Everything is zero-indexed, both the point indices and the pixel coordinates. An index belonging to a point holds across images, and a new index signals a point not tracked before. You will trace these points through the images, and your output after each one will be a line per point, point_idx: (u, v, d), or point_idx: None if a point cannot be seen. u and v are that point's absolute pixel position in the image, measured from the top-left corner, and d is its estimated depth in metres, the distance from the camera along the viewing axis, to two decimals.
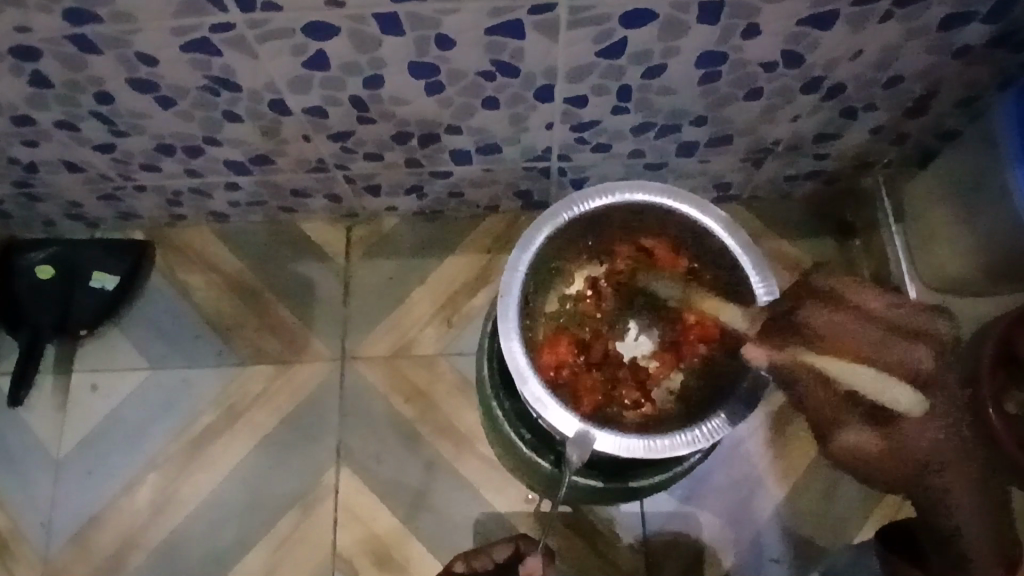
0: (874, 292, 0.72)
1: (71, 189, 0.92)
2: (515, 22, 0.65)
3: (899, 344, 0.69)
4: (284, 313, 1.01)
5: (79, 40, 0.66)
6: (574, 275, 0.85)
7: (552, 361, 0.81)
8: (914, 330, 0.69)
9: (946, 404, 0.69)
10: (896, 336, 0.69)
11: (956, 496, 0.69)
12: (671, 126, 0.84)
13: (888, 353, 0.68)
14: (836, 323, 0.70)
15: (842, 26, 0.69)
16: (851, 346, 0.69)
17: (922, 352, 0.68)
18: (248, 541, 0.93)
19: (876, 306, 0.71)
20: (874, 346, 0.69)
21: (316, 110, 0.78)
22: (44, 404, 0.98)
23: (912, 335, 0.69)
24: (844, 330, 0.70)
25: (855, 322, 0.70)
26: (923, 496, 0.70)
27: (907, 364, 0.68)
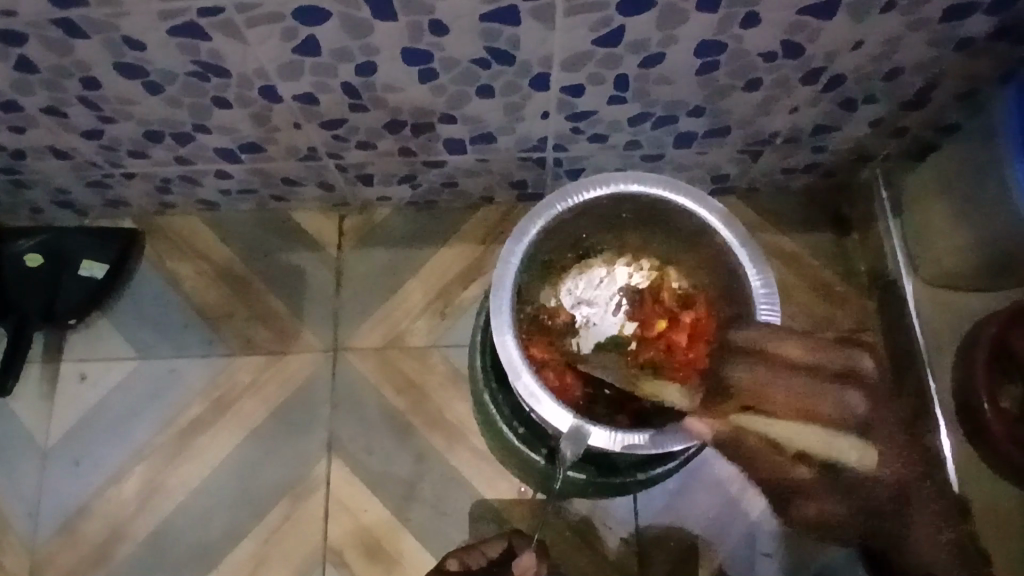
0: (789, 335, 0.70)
1: (58, 175, 0.91)
2: (511, 9, 0.64)
3: (833, 386, 0.68)
4: (274, 302, 1.00)
5: (64, 23, 0.65)
6: (563, 268, 0.85)
7: (541, 359, 0.81)
8: (843, 374, 0.69)
9: (891, 444, 0.69)
10: (832, 380, 0.69)
11: (915, 526, 0.74)
12: (667, 117, 0.83)
13: (821, 401, 0.68)
14: (759, 379, 0.69)
15: (844, 16, 0.67)
16: (784, 399, 0.68)
17: (858, 396, 0.68)
18: (238, 532, 0.92)
19: (796, 353, 0.69)
20: (804, 391, 0.68)
21: (307, 96, 0.76)
22: (31, 393, 0.97)
23: (845, 377, 0.69)
24: (761, 382, 0.69)
25: (772, 374, 0.69)
26: (892, 534, 0.75)
27: (842, 407, 0.67)
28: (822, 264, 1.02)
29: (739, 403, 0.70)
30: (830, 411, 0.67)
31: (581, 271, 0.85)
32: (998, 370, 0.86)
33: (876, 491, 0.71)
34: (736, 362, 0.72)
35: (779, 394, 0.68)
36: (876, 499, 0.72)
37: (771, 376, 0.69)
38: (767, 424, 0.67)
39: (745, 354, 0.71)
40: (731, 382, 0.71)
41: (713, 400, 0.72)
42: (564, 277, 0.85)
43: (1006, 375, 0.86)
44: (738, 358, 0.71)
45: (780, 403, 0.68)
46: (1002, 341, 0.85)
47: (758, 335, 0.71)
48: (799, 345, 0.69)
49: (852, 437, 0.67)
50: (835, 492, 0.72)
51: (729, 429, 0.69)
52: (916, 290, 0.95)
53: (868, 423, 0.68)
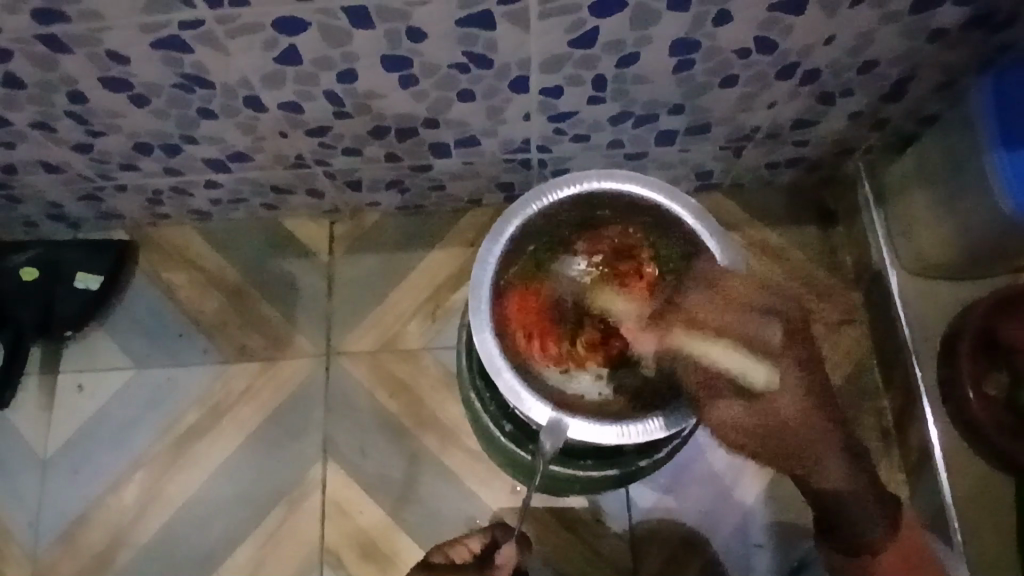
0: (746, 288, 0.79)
1: (50, 189, 0.92)
2: (486, 13, 0.65)
3: (755, 317, 0.79)
4: (267, 310, 1.01)
5: (48, 39, 0.66)
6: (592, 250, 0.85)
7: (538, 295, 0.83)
8: (766, 310, 0.79)
9: (790, 383, 0.78)
10: (756, 315, 0.79)
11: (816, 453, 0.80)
12: (648, 116, 0.84)
13: (742, 325, 0.78)
14: (707, 305, 0.78)
15: (814, 11, 0.69)
16: (720, 322, 0.77)
17: (773, 329, 0.78)
18: (236, 537, 0.94)
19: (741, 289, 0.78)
20: (732, 320, 0.78)
21: (292, 105, 0.78)
22: (30, 405, 0.98)
23: (764, 316, 0.79)
24: (712, 309, 0.77)
25: (721, 304, 0.78)
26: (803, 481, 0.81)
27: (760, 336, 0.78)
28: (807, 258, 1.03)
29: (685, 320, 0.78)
30: (745, 332, 0.77)
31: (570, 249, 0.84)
32: (984, 356, 0.89)
33: (781, 413, 0.77)
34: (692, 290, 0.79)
35: (721, 308, 0.78)
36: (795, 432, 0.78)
37: (714, 304, 0.78)
38: (724, 353, 0.75)
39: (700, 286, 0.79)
40: (683, 299, 0.79)
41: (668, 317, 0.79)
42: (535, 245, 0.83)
43: (992, 361, 0.90)
44: (695, 284, 0.79)
45: (715, 321, 0.77)
46: (989, 329, 0.88)
47: (708, 297, 0.78)
48: (741, 287, 0.79)
49: (761, 353, 0.77)
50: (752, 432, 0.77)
51: (666, 343, 0.77)
52: (902, 281, 0.96)
53: (776, 355, 0.78)
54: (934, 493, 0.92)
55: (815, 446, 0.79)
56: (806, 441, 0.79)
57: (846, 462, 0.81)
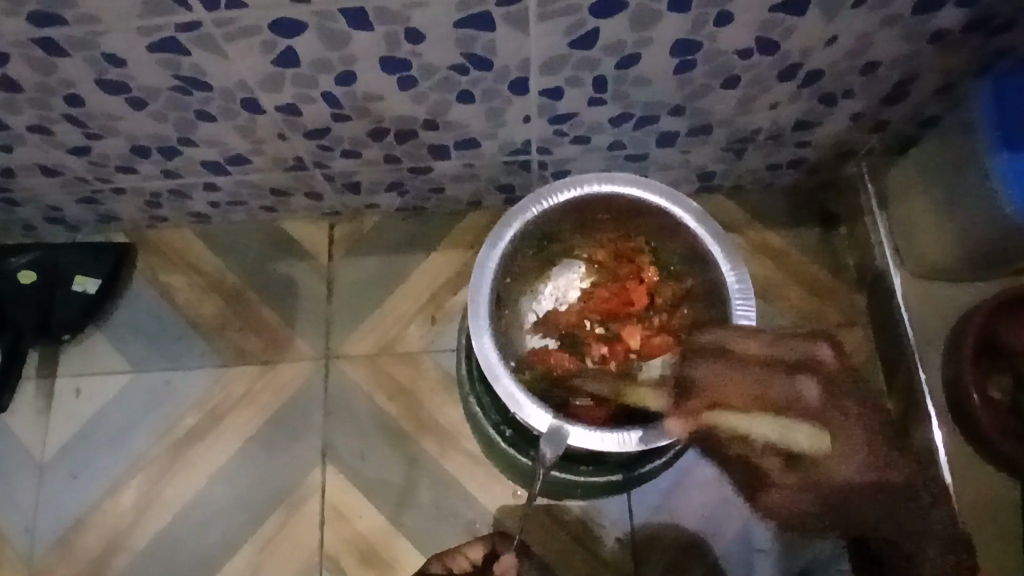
0: (753, 335, 0.73)
1: (48, 192, 0.92)
2: (485, 15, 0.64)
3: (784, 377, 0.70)
4: (266, 313, 1.01)
5: (45, 42, 0.66)
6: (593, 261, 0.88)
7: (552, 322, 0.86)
8: (796, 362, 0.71)
9: (847, 437, 0.70)
10: (784, 372, 0.71)
11: (869, 514, 0.77)
12: (648, 118, 0.83)
13: (775, 389, 0.70)
14: (725, 380, 0.71)
15: (816, 12, 0.68)
16: (746, 394, 0.70)
17: (811, 383, 0.70)
18: (234, 541, 0.93)
19: (756, 350, 0.72)
20: (760, 388, 0.70)
21: (290, 108, 0.77)
22: (27, 408, 0.98)
23: (795, 368, 0.71)
24: (725, 378, 0.72)
25: (731, 367, 0.72)
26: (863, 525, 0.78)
27: (790, 399, 0.69)
28: (809, 260, 1.02)
29: (707, 400, 0.71)
30: (785, 399, 0.70)
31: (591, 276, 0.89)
32: (987, 359, 0.89)
33: (841, 476, 0.71)
34: (702, 362, 0.74)
35: (741, 378, 0.71)
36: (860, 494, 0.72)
37: (729, 373, 0.72)
38: (764, 427, 0.69)
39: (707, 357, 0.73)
40: (696, 381, 0.73)
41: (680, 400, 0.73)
42: (557, 263, 0.88)
43: (995, 365, 0.89)
44: (700, 357, 0.74)
45: (740, 395, 0.70)
46: (991, 332, 0.88)
47: (721, 358, 0.73)
48: (753, 341, 0.73)
49: (802, 420, 0.69)
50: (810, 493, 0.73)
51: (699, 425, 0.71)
52: (904, 283, 0.95)
53: (821, 416, 0.70)
54: None
55: (866, 507, 0.76)
56: (852, 500, 0.74)
57: (911, 507, 0.76)
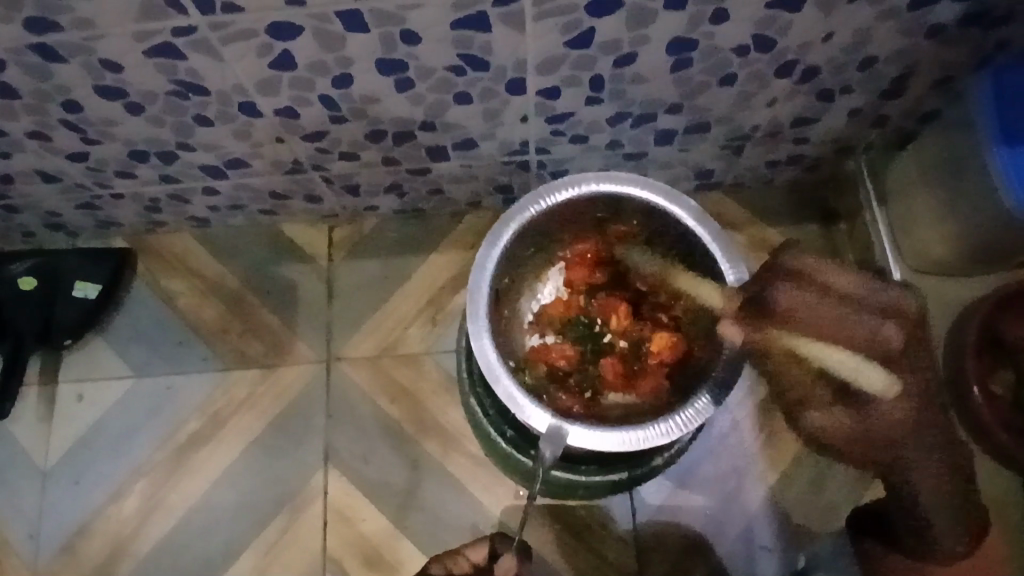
0: (845, 270, 0.71)
1: (48, 198, 0.92)
2: (481, 16, 0.64)
3: (868, 316, 0.70)
4: (267, 316, 1.01)
5: (42, 49, 0.66)
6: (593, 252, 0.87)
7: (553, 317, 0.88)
8: (884, 307, 0.70)
9: (910, 376, 0.71)
10: (870, 312, 0.70)
11: None
12: (646, 116, 0.83)
13: (855, 327, 0.70)
14: (800, 301, 0.70)
15: (812, 8, 0.68)
16: (817, 325, 0.70)
17: (895, 329, 0.69)
18: (238, 545, 0.93)
19: (839, 282, 0.71)
20: (837, 323, 0.69)
21: (287, 111, 0.77)
22: (29, 415, 0.98)
23: (885, 313, 0.70)
24: (811, 308, 0.70)
25: (821, 299, 0.70)
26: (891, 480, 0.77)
27: (873, 336, 0.69)
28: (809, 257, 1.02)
29: (775, 316, 0.71)
30: (862, 337, 0.70)
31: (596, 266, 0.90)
32: (989, 355, 0.89)
33: (881, 419, 0.72)
34: (781, 285, 0.71)
35: (829, 312, 0.69)
36: (892, 437, 0.74)
37: (812, 301, 0.70)
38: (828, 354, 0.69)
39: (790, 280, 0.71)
40: (774, 305, 0.71)
41: (750, 319, 0.72)
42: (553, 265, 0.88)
43: (998, 360, 0.89)
44: (782, 281, 0.71)
45: (813, 326, 0.70)
46: (991, 327, 0.88)
47: (805, 268, 0.72)
48: (849, 278, 0.71)
49: (877, 363, 0.70)
50: (851, 422, 0.74)
51: (756, 338, 0.73)
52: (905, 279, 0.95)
53: (889, 357, 0.70)
54: None
55: (926, 465, 0.75)
56: (911, 450, 0.74)
57: (952, 475, 0.75)
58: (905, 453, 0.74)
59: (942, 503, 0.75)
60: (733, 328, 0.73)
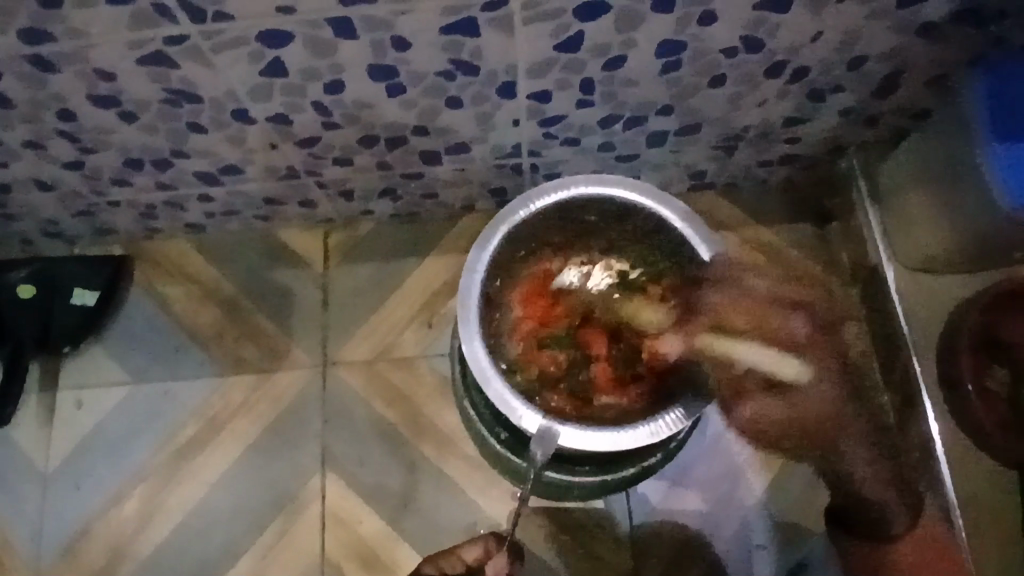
0: (766, 279, 0.94)
1: (44, 206, 0.92)
2: (471, 21, 0.65)
3: (782, 314, 0.90)
4: (263, 322, 1.01)
5: (36, 58, 0.66)
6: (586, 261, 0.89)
7: (541, 321, 0.87)
8: (793, 307, 0.92)
9: (823, 363, 0.90)
10: (784, 309, 0.91)
11: (852, 458, 0.92)
12: (637, 118, 0.84)
13: (777, 327, 0.88)
14: (732, 309, 0.86)
15: (800, 9, 0.68)
16: (740, 323, 0.85)
17: (800, 322, 0.90)
18: (236, 549, 0.93)
19: (763, 291, 0.92)
20: (762, 320, 0.88)
21: (280, 117, 0.78)
22: (28, 422, 0.98)
23: (793, 309, 0.92)
24: (735, 310, 0.86)
25: (739, 303, 0.86)
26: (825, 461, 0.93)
27: (787, 329, 0.88)
28: (802, 256, 1.02)
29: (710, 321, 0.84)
30: (783, 331, 0.88)
31: (587, 264, 0.89)
32: (984, 352, 0.88)
33: (807, 401, 0.89)
34: (711, 294, 0.85)
35: (742, 311, 0.86)
36: (819, 416, 0.91)
37: (732, 304, 0.86)
38: (752, 349, 0.81)
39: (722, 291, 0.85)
40: (700, 305, 0.85)
41: (688, 321, 0.84)
42: (543, 264, 0.88)
43: (994, 358, 0.88)
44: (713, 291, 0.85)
45: (738, 324, 0.85)
46: (988, 323, 0.87)
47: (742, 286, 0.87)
48: (767, 286, 0.92)
49: (792, 353, 0.86)
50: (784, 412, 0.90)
51: (694, 344, 0.82)
52: (899, 277, 0.95)
53: (801, 346, 0.89)
54: (937, 489, 0.90)
55: (853, 440, 0.92)
56: (840, 429, 0.92)
57: (876, 452, 0.93)
58: (833, 430, 0.91)
59: (883, 483, 0.91)
60: (671, 342, 0.83)
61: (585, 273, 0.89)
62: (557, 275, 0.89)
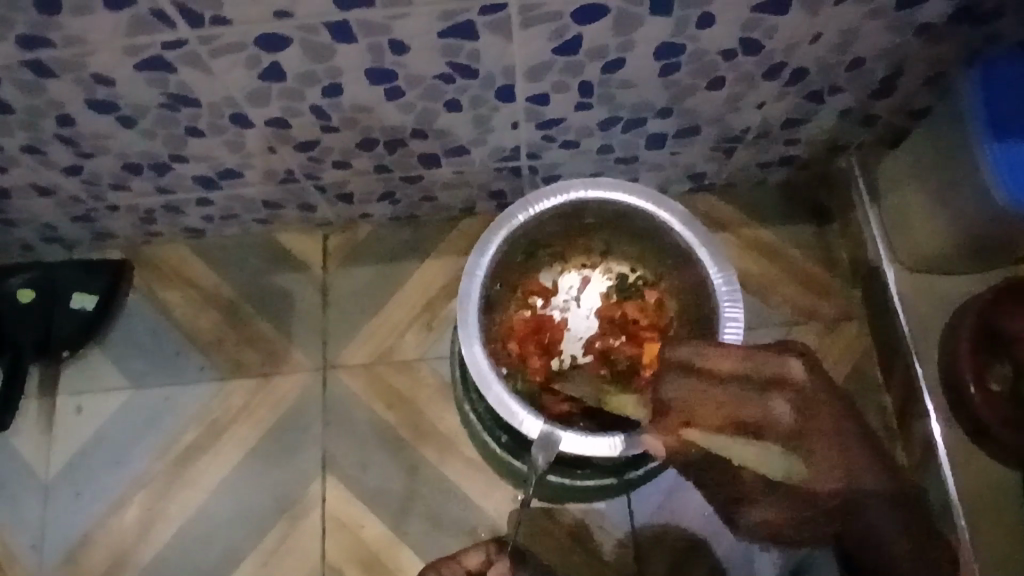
0: (729, 350, 0.68)
1: (43, 212, 0.92)
2: (469, 24, 0.65)
3: (755, 393, 0.64)
4: (263, 326, 1.01)
5: (34, 64, 0.66)
6: (586, 267, 0.90)
7: (541, 325, 0.88)
8: (769, 379, 0.65)
9: (830, 450, 0.64)
10: (757, 388, 0.65)
11: (883, 531, 0.68)
12: (636, 120, 0.84)
13: (745, 412, 0.64)
14: (695, 396, 0.67)
15: (798, 10, 0.68)
16: (716, 416, 0.65)
17: (786, 404, 0.63)
18: (238, 554, 0.93)
19: (728, 365, 0.67)
20: (732, 403, 0.65)
21: (279, 121, 0.78)
22: (29, 428, 0.98)
23: (769, 384, 0.65)
24: (700, 399, 0.66)
25: (705, 386, 0.67)
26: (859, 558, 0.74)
27: (771, 418, 0.63)
28: (802, 256, 1.02)
29: (678, 417, 0.67)
30: (753, 416, 0.64)
31: (587, 268, 0.90)
32: (985, 350, 0.87)
33: (825, 499, 0.65)
34: (675, 377, 0.69)
35: (719, 397, 0.65)
36: (848, 508, 0.66)
37: (693, 389, 0.67)
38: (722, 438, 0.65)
39: (680, 368, 0.69)
40: (667, 400, 0.69)
41: (655, 420, 0.69)
42: (542, 268, 0.89)
43: (993, 355, 0.87)
44: (676, 372, 0.69)
45: (714, 414, 0.65)
46: (988, 321, 0.87)
47: (694, 355, 0.69)
48: (724, 355, 0.67)
49: (776, 444, 0.64)
50: (795, 510, 0.68)
51: (674, 439, 0.67)
52: (898, 278, 0.96)
53: (798, 437, 0.63)
54: (939, 487, 0.91)
55: (885, 524, 0.68)
56: (873, 514, 0.67)
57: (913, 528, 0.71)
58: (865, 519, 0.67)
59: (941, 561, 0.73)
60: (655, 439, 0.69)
61: (585, 277, 0.90)
62: (557, 278, 0.90)
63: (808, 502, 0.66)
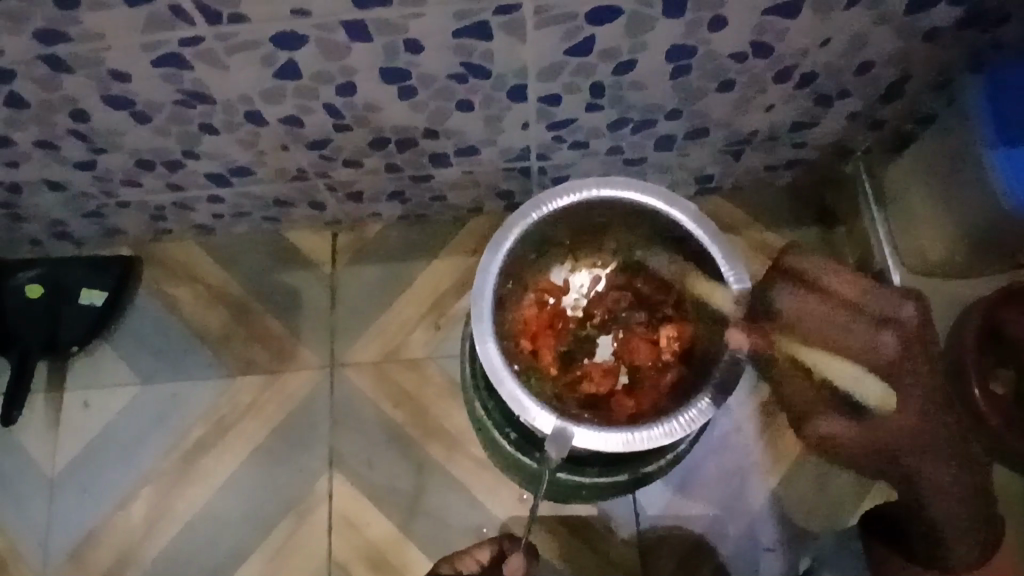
0: (840, 272, 0.75)
1: (54, 207, 0.93)
2: (483, 24, 0.65)
3: (862, 325, 0.71)
4: (272, 324, 1.02)
5: (50, 59, 0.67)
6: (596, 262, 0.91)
7: (552, 320, 0.89)
8: (882, 316, 0.71)
9: (920, 386, 0.70)
10: (871, 323, 0.71)
11: (932, 478, 0.71)
12: (646, 122, 0.84)
13: (851, 334, 0.72)
14: (806, 307, 0.74)
15: (808, 14, 0.69)
16: (823, 330, 0.73)
17: (889, 338, 0.70)
18: (244, 550, 0.94)
19: (838, 288, 0.74)
20: (840, 327, 0.72)
21: (292, 119, 0.78)
22: (36, 423, 0.98)
23: (880, 320, 0.71)
24: (813, 312, 0.74)
25: (829, 309, 0.73)
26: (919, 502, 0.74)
27: (873, 346, 0.70)
28: None
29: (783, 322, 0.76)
30: (858, 346, 0.71)
31: (598, 266, 0.91)
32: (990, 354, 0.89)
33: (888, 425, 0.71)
34: (785, 288, 0.76)
35: (824, 311, 0.73)
36: (892, 447, 0.71)
37: (808, 299, 0.75)
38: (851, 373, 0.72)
39: (793, 281, 0.76)
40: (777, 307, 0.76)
41: (761, 320, 0.77)
42: (552, 266, 0.90)
43: (999, 360, 0.89)
44: (786, 281, 0.77)
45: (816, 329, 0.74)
46: (995, 322, 0.87)
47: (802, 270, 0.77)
48: (848, 278, 0.74)
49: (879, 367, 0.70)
50: (858, 442, 0.73)
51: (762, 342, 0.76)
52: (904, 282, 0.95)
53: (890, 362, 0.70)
54: None
55: (938, 468, 0.71)
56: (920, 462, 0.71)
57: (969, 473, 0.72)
58: (914, 467, 0.71)
59: (959, 515, 0.72)
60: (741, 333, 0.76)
61: (596, 275, 0.91)
62: (568, 277, 0.91)
63: (874, 435, 0.72)
